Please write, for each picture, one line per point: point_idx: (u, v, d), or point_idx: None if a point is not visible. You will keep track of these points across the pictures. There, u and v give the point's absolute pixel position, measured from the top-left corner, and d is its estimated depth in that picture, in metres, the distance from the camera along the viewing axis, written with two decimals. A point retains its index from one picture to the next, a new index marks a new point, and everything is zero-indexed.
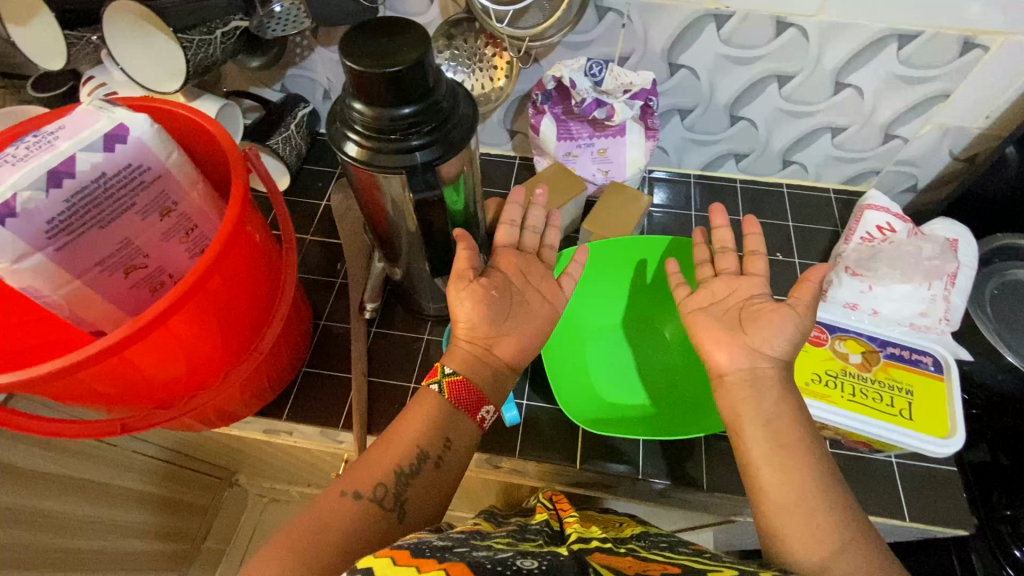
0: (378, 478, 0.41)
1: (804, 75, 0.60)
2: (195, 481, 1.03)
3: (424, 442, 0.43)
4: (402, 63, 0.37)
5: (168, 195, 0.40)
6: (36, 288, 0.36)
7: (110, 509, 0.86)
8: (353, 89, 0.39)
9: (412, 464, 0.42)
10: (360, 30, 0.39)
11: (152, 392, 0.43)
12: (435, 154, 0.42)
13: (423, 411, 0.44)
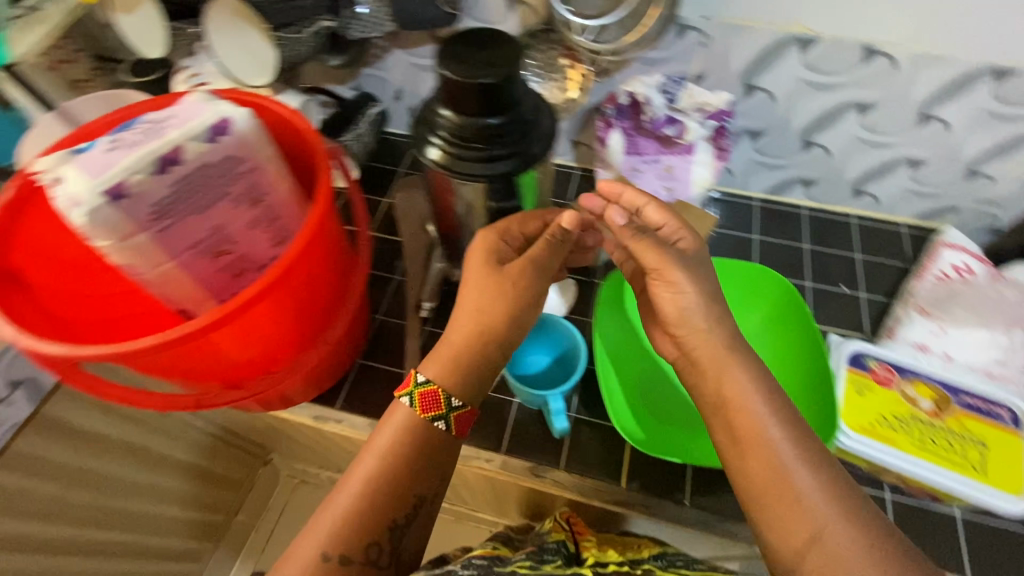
0: (371, 539, 0.43)
1: (886, 105, 0.58)
2: (230, 455, 1.07)
3: (410, 493, 0.44)
4: (494, 76, 0.38)
5: (258, 186, 0.42)
6: (136, 265, 0.38)
7: (155, 476, 0.90)
8: (444, 96, 0.41)
9: (402, 516, 0.44)
10: (459, 41, 0.40)
11: (227, 372, 0.45)
12: (513, 166, 0.43)
13: (391, 463, 0.44)
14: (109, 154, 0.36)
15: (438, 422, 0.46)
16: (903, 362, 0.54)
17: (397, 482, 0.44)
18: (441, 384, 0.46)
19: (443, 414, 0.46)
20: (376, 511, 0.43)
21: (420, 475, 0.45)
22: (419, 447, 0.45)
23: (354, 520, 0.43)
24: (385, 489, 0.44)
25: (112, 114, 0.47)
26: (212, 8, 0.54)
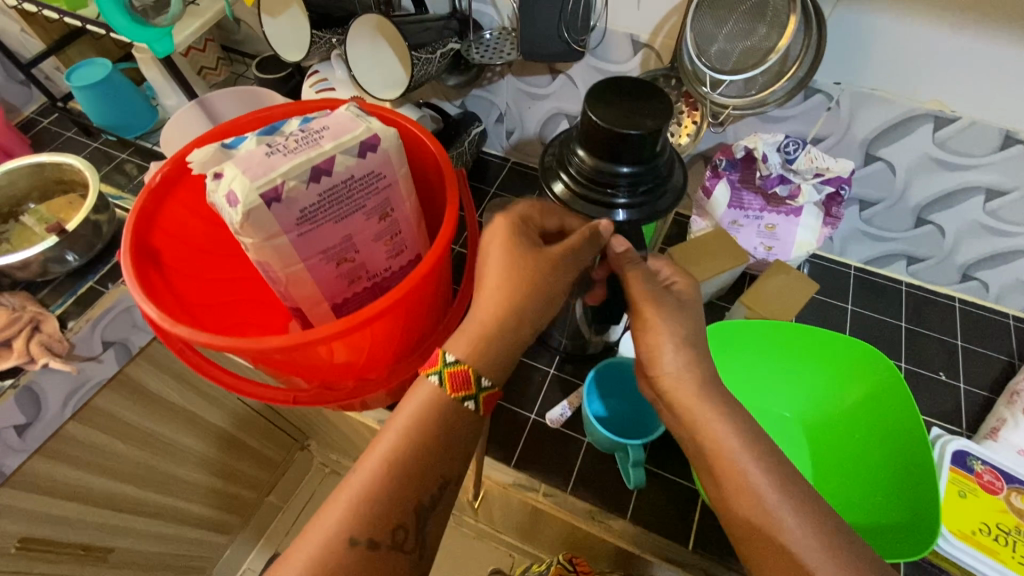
0: (397, 521, 0.37)
1: (1018, 194, 0.56)
2: (271, 435, 1.10)
3: (445, 470, 0.39)
4: (640, 128, 0.40)
5: (389, 202, 0.43)
6: (270, 264, 0.40)
7: (207, 447, 0.93)
8: (584, 137, 0.43)
9: (428, 497, 0.38)
10: (616, 89, 0.42)
11: (328, 373, 0.46)
12: (633, 216, 0.43)
13: (420, 434, 0.38)
14: (269, 156, 0.38)
15: (468, 403, 0.39)
16: (1013, 470, 0.52)
17: (420, 459, 0.38)
18: (473, 364, 0.39)
19: (474, 393, 0.39)
20: (409, 491, 0.38)
21: (447, 450, 0.39)
22: (444, 422, 0.39)
23: (377, 501, 0.37)
24: (408, 468, 0.38)
25: (255, 112, 0.49)
26: (357, 24, 0.57)
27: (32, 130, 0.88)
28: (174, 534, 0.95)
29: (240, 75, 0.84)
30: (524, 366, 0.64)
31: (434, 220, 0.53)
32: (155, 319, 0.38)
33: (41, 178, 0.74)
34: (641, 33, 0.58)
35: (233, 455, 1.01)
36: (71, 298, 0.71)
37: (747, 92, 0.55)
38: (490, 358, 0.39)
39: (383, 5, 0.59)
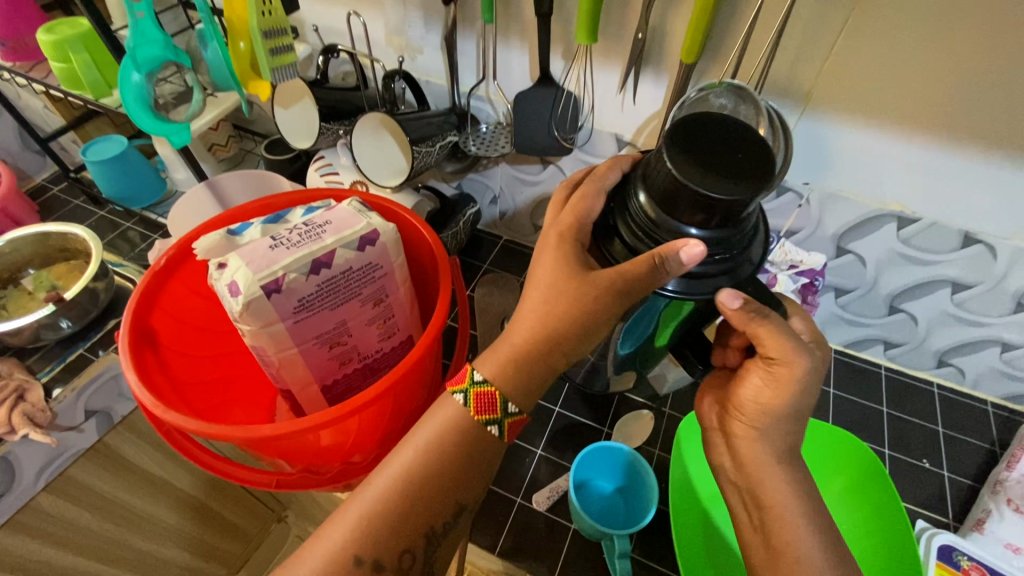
0: (406, 545, 0.39)
1: (982, 288, 0.59)
2: (244, 503, 1.03)
3: (464, 497, 0.41)
4: (729, 196, 0.35)
5: (384, 289, 0.45)
6: (265, 349, 0.41)
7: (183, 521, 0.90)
8: (659, 186, 0.38)
9: (441, 523, 0.40)
10: (704, 133, 0.38)
11: (314, 456, 0.47)
12: (683, 288, 0.41)
13: (443, 437, 0.40)
14: (271, 249, 0.40)
15: (490, 428, 0.41)
16: (997, 564, 0.52)
17: (437, 490, 0.40)
18: (499, 387, 0.41)
19: (498, 418, 0.41)
20: (424, 516, 0.39)
21: (469, 480, 0.41)
22: (471, 447, 0.41)
23: (392, 522, 0.38)
24: (425, 495, 0.39)
25: (262, 200, 0.53)
26: (363, 120, 0.62)
27: (40, 197, 0.91)
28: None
29: (249, 151, 0.89)
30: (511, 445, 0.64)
31: (428, 303, 0.55)
32: (146, 405, 0.39)
33: (45, 246, 0.76)
34: (625, 133, 0.63)
35: (204, 527, 0.95)
36: (59, 366, 0.71)
37: None
38: (517, 380, 0.42)
39: (388, 103, 0.64)
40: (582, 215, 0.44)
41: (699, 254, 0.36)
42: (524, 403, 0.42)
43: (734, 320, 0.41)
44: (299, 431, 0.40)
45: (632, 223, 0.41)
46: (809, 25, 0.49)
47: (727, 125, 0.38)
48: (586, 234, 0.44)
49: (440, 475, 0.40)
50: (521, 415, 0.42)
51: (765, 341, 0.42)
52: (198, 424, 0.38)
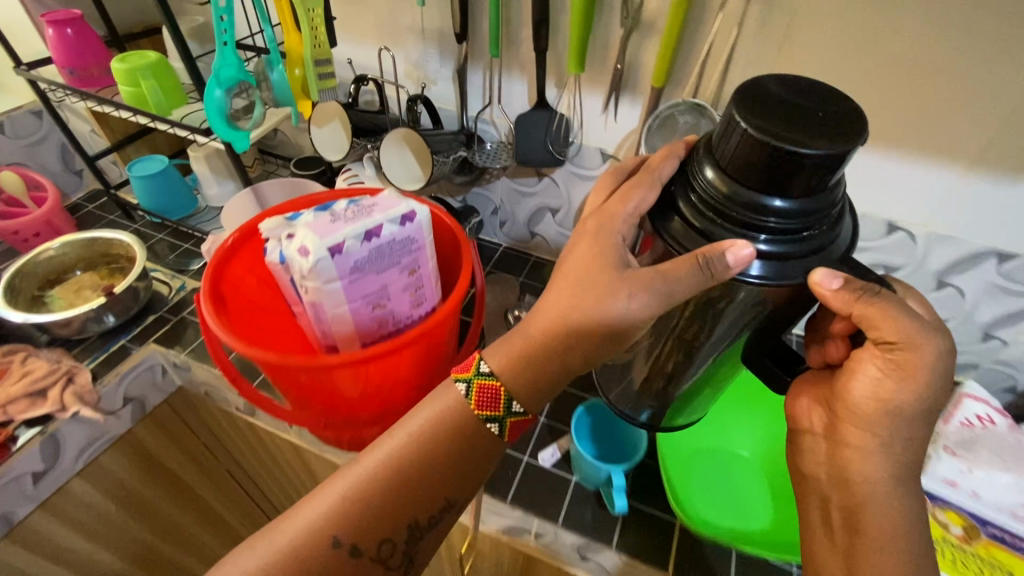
0: (387, 535, 0.46)
1: (909, 269, 0.71)
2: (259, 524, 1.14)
3: (450, 496, 0.48)
4: (820, 151, 0.35)
5: (417, 261, 0.55)
6: (322, 303, 0.50)
7: (193, 523, 0.99)
8: (733, 158, 0.39)
9: (424, 518, 0.47)
10: (776, 102, 0.38)
11: (353, 403, 0.55)
12: (764, 270, 0.41)
13: (441, 428, 0.47)
14: (332, 222, 0.49)
15: (492, 423, 0.48)
16: (936, 490, 0.63)
17: (422, 488, 0.47)
18: (504, 383, 0.48)
19: (502, 414, 0.48)
20: (412, 511, 0.47)
21: (456, 482, 0.48)
22: (461, 447, 0.48)
23: (375, 517, 0.46)
24: (413, 491, 0.46)
25: (308, 196, 0.63)
26: (389, 135, 0.74)
27: (76, 213, 0.99)
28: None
29: (272, 172, 0.99)
30: None
31: (448, 284, 0.65)
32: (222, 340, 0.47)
33: (89, 251, 0.84)
34: (608, 147, 0.76)
35: (219, 538, 1.06)
36: (103, 355, 0.77)
37: None
38: (521, 378, 0.48)
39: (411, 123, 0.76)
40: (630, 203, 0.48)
41: (745, 256, 0.39)
42: (529, 404, 0.49)
43: (838, 302, 0.42)
44: (339, 368, 0.48)
45: (704, 203, 0.42)
46: (750, 56, 0.62)
47: (801, 93, 0.39)
48: (632, 228, 0.49)
49: (427, 473, 0.47)
50: (524, 416, 0.49)
51: (880, 327, 0.44)
52: (256, 349, 0.46)
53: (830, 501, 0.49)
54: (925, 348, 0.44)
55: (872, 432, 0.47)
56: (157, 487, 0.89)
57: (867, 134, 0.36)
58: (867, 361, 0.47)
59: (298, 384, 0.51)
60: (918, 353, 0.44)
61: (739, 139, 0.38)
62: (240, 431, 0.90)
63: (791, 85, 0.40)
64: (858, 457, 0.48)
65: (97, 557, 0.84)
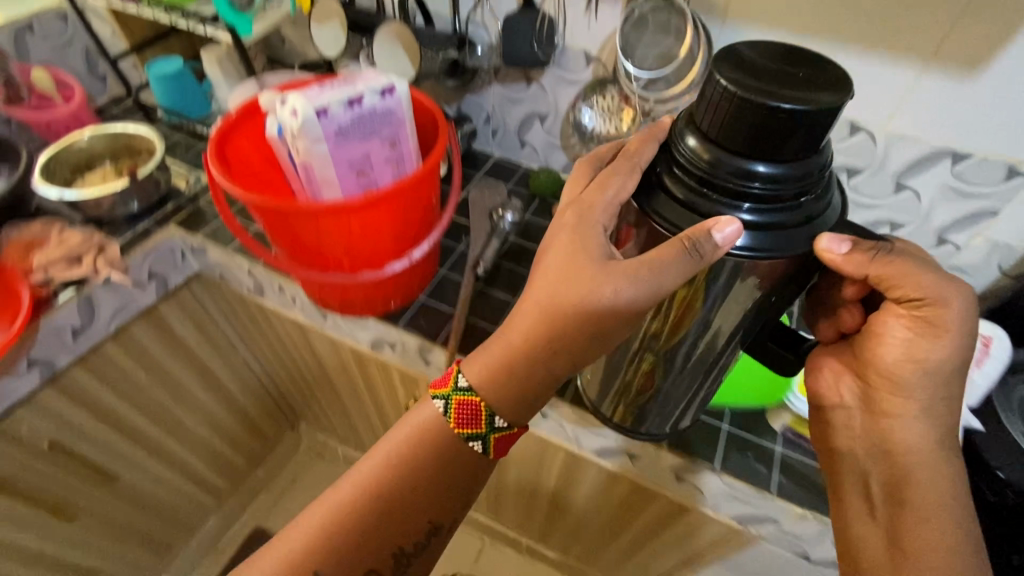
0: (375, 563, 0.55)
1: (869, 171, 0.75)
2: (267, 408, 1.30)
3: (435, 521, 0.56)
4: (799, 106, 0.37)
5: (396, 134, 0.60)
6: (311, 164, 0.57)
7: (211, 400, 1.13)
8: (724, 124, 0.41)
9: (411, 544, 0.56)
10: (756, 71, 0.41)
11: (341, 258, 0.63)
12: (768, 243, 0.43)
13: (431, 463, 0.54)
14: (319, 90, 0.55)
15: (478, 441, 0.54)
16: None
17: (408, 522, 0.55)
18: (484, 398, 0.53)
19: (484, 434, 0.54)
20: (400, 540, 0.55)
21: (441, 511, 0.56)
22: (444, 484, 0.55)
23: (367, 549, 0.54)
24: (400, 525, 0.55)
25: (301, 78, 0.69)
26: (380, 29, 0.80)
27: (101, 116, 1.06)
28: (152, 467, 1.07)
29: None
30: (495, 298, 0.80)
31: None
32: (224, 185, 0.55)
33: (115, 143, 0.92)
34: (591, 49, 0.79)
35: (233, 415, 1.21)
36: (129, 233, 0.86)
37: (652, 88, 0.76)
38: (500, 394, 0.52)
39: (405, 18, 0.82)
40: (608, 192, 0.49)
41: (732, 233, 0.42)
42: (512, 420, 0.54)
43: (850, 262, 0.45)
44: (324, 215, 0.56)
45: (688, 170, 0.44)
46: None
47: (780, 64, 0.42)
48: (610, 220, 0.50)
49: (416, 505, 0.55)
50: (508, 429, 0.54)
51: (904, 288, 0.48)
52: (255, 197, 0.54)
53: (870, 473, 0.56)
54: (950, 308, 0.48)
55: (913, 399, 0.53)
56: (180, 364, 1.01)
57: (850, 92, 0.39)
58: (894, 322, 0.51)
59: (293, 234, 0.59)
60: (944, 311, 0.48)
61: (723, 102, 0.40)
62: (253, 316, 1.01)
63: (769, 54, 0.43)
64: (897, 424, 0.54)
65: (126, 415, 0.96)
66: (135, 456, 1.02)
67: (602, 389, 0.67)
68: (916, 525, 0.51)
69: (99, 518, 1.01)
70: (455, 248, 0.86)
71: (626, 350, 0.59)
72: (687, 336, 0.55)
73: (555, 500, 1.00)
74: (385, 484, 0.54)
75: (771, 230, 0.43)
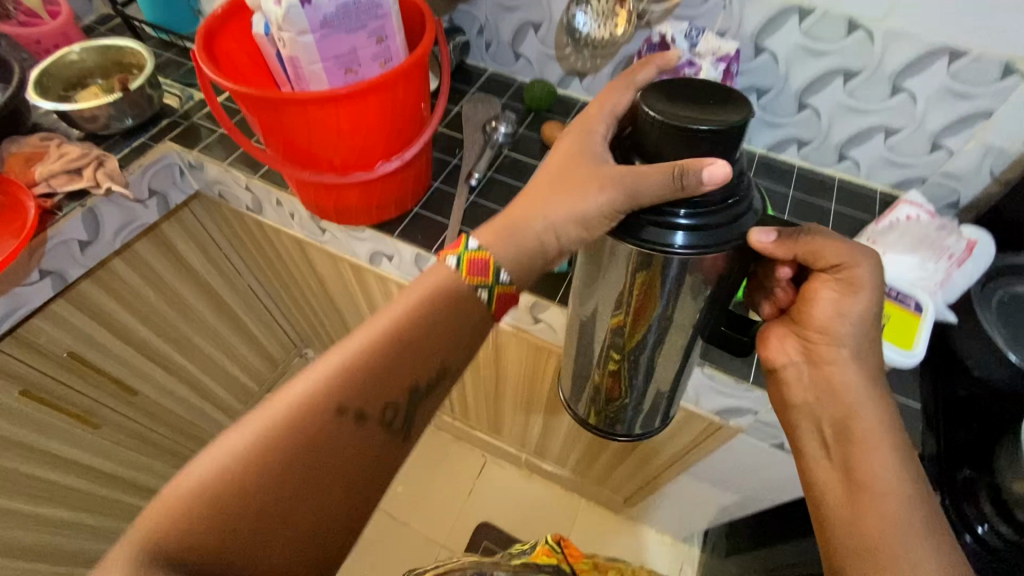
0: (390, 399, 0.51)
1: (866, 74, 0.74)
2: (275, 333, 1.36)
3: (448, 361, 0.54)
4: (715, 126, 0.41)
5: (383, 29, 0.60)
6: (299, 58, 0.57)
7: (220, 323, 1.17)
8: (656, 146, 0.44)
9: (424, 383, 0.53)
10: (677, 95, 0.44)
11: (333, 158, 0.65)
12: (697, 242, 0.45)
13: (443, 295, 0.53)
14: None
15: (482, 290, 0.53)
16: None
17: (422, 353, 0.52)
18: (493, 255, 0.52)
19: (489, 283, 0.53)
20: (415, 376, 0.52)
21: (452, 351, 0.54)
22: (457, 318, 0.53)
23: (380, 382, 0.50)
24: (417, 356, 0.52)
25: None
26: None
27: (88, 33, 1.03)
28: (166, 384, 1.11)
29: None
30: (487, 208, 0.81)
31: None
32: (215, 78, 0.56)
33: (104, 58, 0.91)
34: None
35: (242, 338, 1.26)
36: (129, 149, 0.88)
37: None
38: (509, 247, 0.52)
39: None
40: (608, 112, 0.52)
41: (721, 173, 0.42)
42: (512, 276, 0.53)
43: (782, 246, 0.47)
44: (313, 107, 0.57)
45: None
46: None
47: (696, 86, 0.45)
48: (610, 128, 0.52)
49: (429, 343, 0.52)
50: (508, 287, 0.53)
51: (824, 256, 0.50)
52: (246, 88, 0.56)
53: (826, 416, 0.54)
54: (866, 267, 0.50)
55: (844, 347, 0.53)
56: (187, 285, 1.04)
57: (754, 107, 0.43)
58: (821, 287, 0.52)
59: (284, 130, 0.61)
60: (860, 272, 0.50)
61: (653, 127, 0.43)
62: (255, 236, 1.03)
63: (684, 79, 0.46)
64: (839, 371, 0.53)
65: (138, 331, 0.99)
66: (152, 375, 1.07)
67: (578, 387, 0.74)
68: (870, 456, 0.50)
69: (119, 429, 1.06)
70: (449, 162, 0.87)
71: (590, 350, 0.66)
72: (642, 349, 0.62)
73: (549, 410, 1.05)
74: (398, 317, 0.52)
75: (707, 230, 0.45)
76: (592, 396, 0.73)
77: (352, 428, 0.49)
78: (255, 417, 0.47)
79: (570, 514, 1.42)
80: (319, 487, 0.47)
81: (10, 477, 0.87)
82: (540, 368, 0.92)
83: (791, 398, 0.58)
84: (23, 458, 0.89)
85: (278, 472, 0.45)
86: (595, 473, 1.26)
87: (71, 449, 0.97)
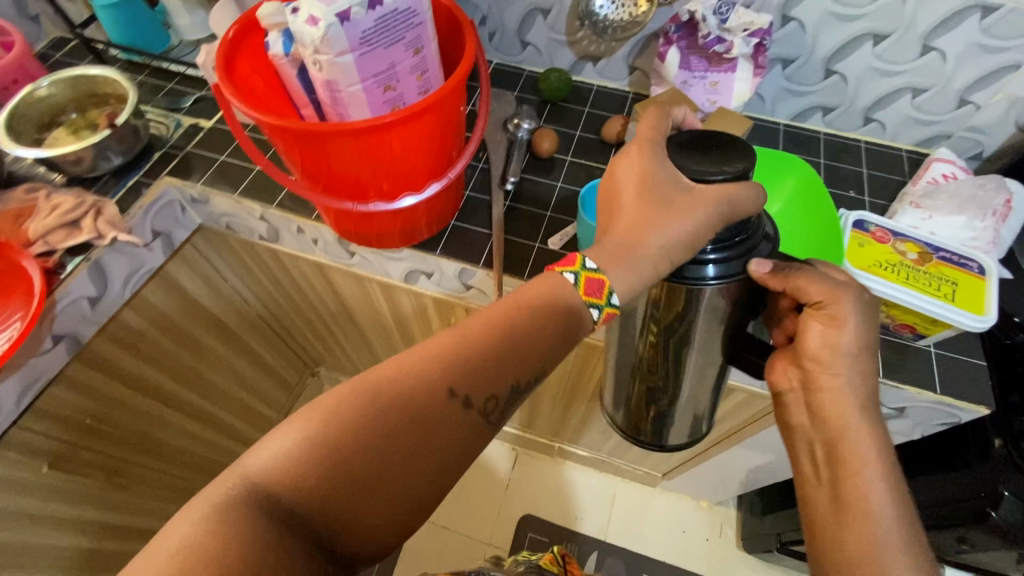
0: (491, 391, 0.47)
1: (897, 36, 0.73)
2: (288, 358, 1.31)
3: (548, 363, 0.49)
4: (726, 174, 0.43)
5: (420, 38, 0.55)
6: (337, 81, 0.52)
7: (234, 357, 1.11)
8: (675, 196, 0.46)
9: (526, 379, 0.49)
10: (688, 145, 0.46)
11: (377, 183, 0.60)
12: (722, 273, 0.47)
13: (545, 289, 0.48)
14: None
15: (592, 310, 0.49)
16: (897, 227, 0.68)
17: (526, 348, 0.48)
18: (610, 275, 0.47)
19: (600, 303, 0.48)
20: (518, 371, 0.48)
21: (554, 352, 0.49)
22: (564, 314, 0.48)
23: (485, 367, 0.47)
24: (524, 354, 0.48)
25: None
26: None
27: (46, 62, 0.93)
28: (190, 428, 1.06)
29: None
30: (526, 211, 0.78)
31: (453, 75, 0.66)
32: (249, 113, 0.51)
33: (75, 91, 0.81)
34: None
35: (257, 369, 1.21)
36: (123, 190, 0.80)
37: None
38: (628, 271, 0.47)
39: None
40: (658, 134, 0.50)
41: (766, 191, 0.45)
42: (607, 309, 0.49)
43: (773, 283, 0.47)
44: (360, 135, 0.52)
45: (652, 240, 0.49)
46: None
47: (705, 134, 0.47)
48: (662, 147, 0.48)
49: (536, 338, 0.48)
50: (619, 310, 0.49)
51: (806, 289, 0.47)
52: (287, 122, 0.51)
53: (814, 441, 0.52)
54: (847, 299, 0.48)
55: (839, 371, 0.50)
56: (200, 325, 0.98)
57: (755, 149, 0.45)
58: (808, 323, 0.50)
59: (327, 162, 0.56)
60: (841, 305, 0.48)
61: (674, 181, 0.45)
62: (267, 264, 0.97)
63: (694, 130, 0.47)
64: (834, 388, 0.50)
65: (157, 381, 0.93)
66: (175, 423, 1.01)
67: (619, 409, 0.74)
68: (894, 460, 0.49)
69: (152, 482, 1.01)
70: (475, 165, 0.83)
71: (625, 371, 0.67)
72: (668, 368, 0.62)
73: (592, 401, 1.05)
74: (507, 304, 0.48)
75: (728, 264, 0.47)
76: (623, 413, 0.72)
77: (449, 417, 0.46)
78: (356, 409, 0.43)
79: (608, 493, 1.45)
80: (417, 462, 0.45)
81: (51, 554, 0.82)
82: (590, 368, 0.92)
83: (790, 419, 0.55)
84: (60, 533, 0.84)
85: (371, 446, 0.43)
86: (634, 454, 1.27)
87: (105, 512, 0.92)
